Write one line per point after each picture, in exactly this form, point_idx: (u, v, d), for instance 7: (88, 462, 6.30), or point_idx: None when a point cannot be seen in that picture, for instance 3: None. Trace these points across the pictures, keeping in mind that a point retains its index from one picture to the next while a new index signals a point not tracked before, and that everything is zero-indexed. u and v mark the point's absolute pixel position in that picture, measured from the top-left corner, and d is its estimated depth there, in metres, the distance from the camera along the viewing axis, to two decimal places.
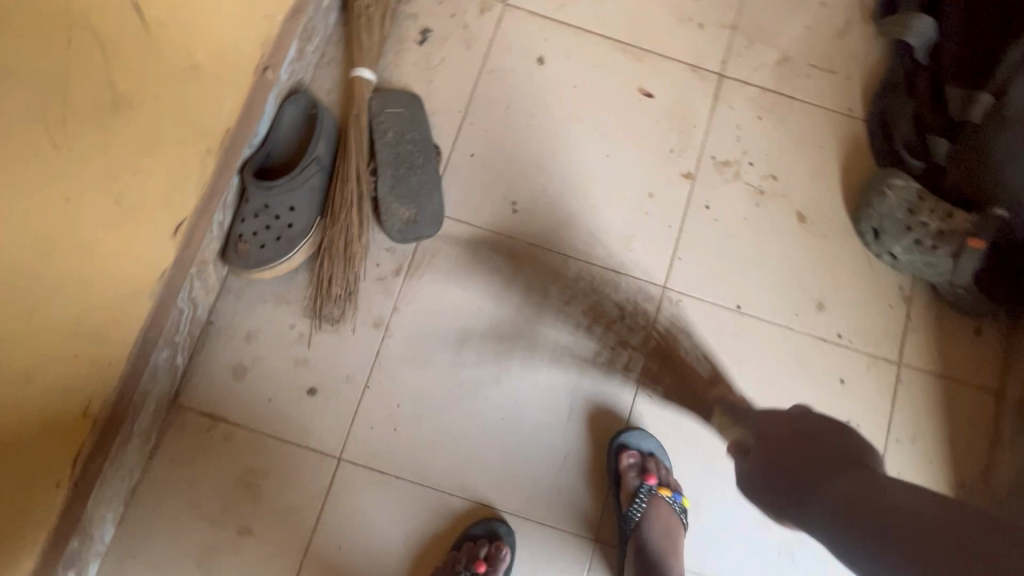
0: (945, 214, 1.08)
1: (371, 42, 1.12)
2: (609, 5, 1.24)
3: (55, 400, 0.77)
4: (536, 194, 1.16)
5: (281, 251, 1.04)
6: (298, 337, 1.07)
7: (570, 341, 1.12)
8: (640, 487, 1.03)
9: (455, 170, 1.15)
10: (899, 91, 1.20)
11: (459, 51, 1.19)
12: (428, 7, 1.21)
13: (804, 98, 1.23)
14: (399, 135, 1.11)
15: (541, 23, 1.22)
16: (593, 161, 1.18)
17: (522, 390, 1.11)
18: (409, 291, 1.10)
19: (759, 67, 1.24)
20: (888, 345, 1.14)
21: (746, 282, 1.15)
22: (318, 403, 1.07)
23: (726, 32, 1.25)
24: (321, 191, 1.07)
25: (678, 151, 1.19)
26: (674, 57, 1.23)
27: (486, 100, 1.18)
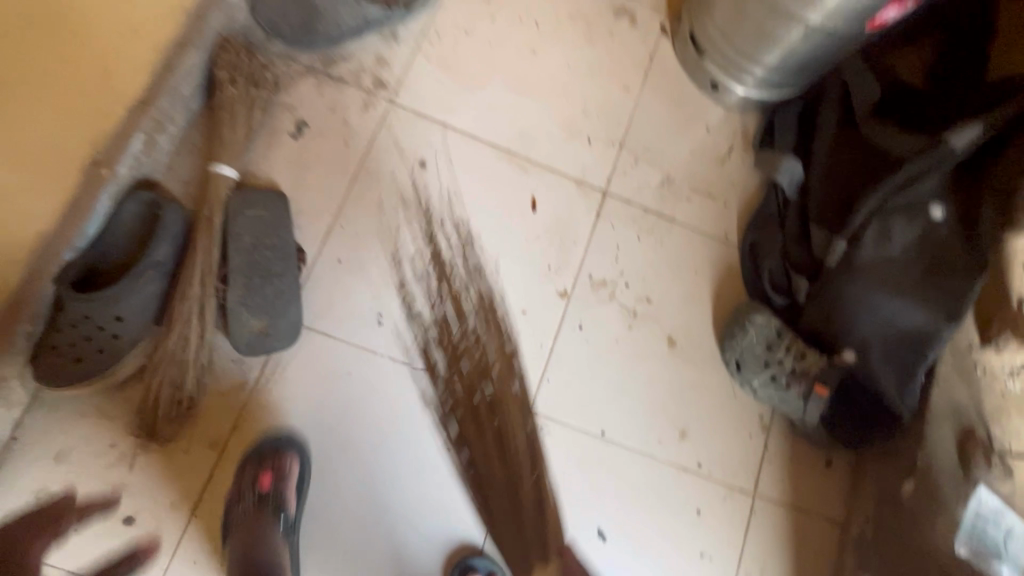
0: (800, 355, 1.12)
1: (233, 137, 1.06)
2: (500, 112, 1.23)
3: None
4: (405, 306, 1.11)
5: (103, 365, 0.94)
6: (119, 457, 0.97)
7: (427, 465, 1.07)
8: None
9: (318, 277, 1.10)
10: (770, 224, 1.25)
11: (336, 149, 1.15)
12: (307, 99, 1.15)
13: (683, 221, 1.26)
14: (257, 240, 1.02)
15: (427, 126, 1.19)
16: (468, 273, 1.14)
17: (372, 518, 1.04)
18: (254, 407, 1.03)
19: (643, 187, 1.26)
20: (745, 476, 1.16)
21: (612, 407, 1.15)
22: (134, 533, 0.96)
23: (614, 149, 1.26)
24: (158, 297, 0.99)
25: (557, 268, 1.18)
26: (560, 170, 1.23)
27: (361, 203, 1.14)
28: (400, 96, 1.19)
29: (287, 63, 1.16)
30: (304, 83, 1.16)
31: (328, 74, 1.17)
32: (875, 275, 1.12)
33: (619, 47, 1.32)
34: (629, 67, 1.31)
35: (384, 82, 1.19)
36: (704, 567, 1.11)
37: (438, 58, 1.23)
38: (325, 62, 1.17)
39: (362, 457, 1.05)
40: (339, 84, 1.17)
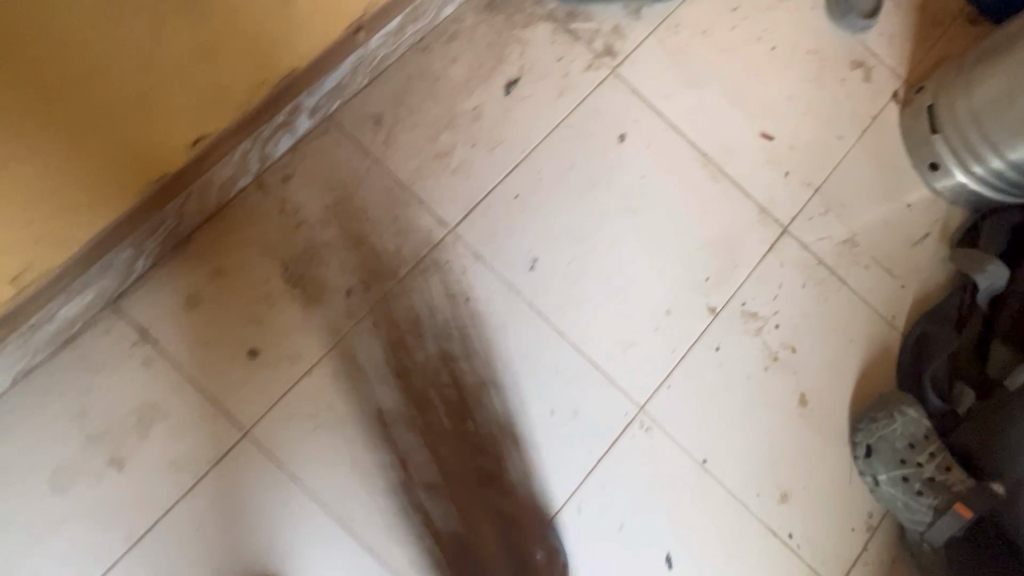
0: (944, 466, 1.02)
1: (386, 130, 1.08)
2: (710, 116, 1.21)
3: None
4: (561, 261, 1.10)
5: (298, 208, 1.04)
6: (265, 294, 1.01)
7: (526, 419, 1.04)
8: None
9: (492, 203, 1.10)
10: (948, 322, 1.14)
11: (549, 95, 1.16)
12: (539, 42, 1.18)
13: (853, 286, 1.19)
14: (468, 171, 1.10)
15: (638, 104, 1.19)
16: (631, 255, 1.12)
17: (458, 447, 1.02)
18: (394, 298, 1.04)
19: (824, 238, 1.20)
20: (833, 566, 1.07)
21: (722, 438, 1.08)
22: (254, 365, 0.98)
23: (807, 191, 1.22)
24: (356, 167, 1.07)
25: (714, 283, 1.14)
26: (748, 191, 1.19)
27: (555, 151, 1.14)
28: (623, 69, 1.20)
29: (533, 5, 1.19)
30: (543, 27, 1.19)
31: (566, 28, 1.20)
32: None
33: (845, 97, 1.27)
34: (848, 118, 1.27)
35: (613, 51, 1.20)
36: None
37: (671, 46, 1.23)
38: (568, 15, 1.20)
39: (466, 386, 1.03)
40: (572, 39, 1.20)
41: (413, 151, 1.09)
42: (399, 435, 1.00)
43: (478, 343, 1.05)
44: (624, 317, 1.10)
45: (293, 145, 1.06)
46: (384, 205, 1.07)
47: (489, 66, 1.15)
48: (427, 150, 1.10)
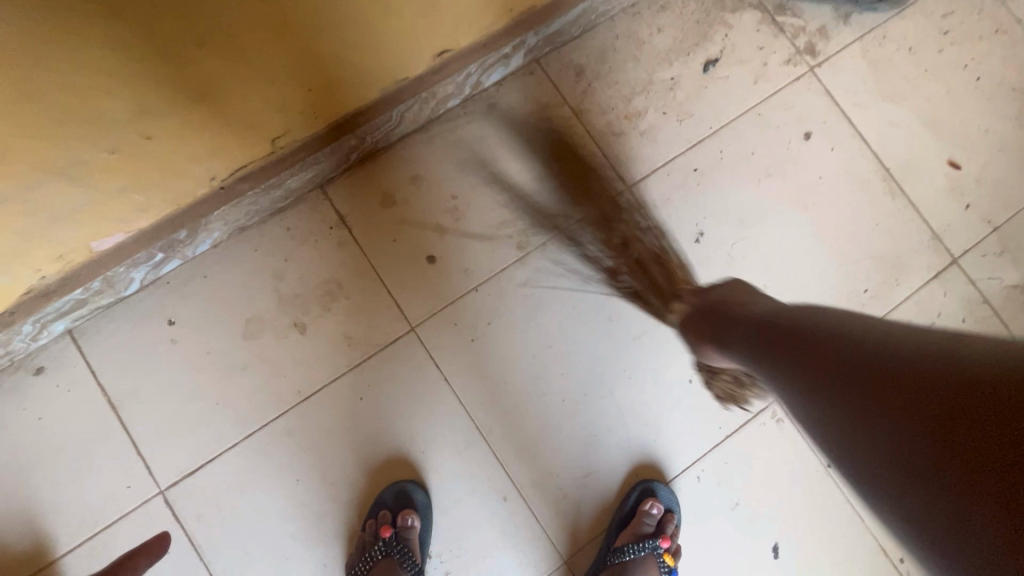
0: None
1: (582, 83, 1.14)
2: (899, 133, 1.20)
3: (258, 116, 0.82)
4: (724, 241, 1.13)
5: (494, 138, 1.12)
6: (451, 209, 1.09)
7: (664, 380, 1.07)
8: (649, 538, 0.97)
9: (669, 173, 1.14)
10: None
11: (744, 80, 1.18)
12: (744, 27, 1.20)
13: (1015, 333, 1.15)
14: (652, 137, 1.15)
15: (829, 107, 1.19)
16: (793, 250, 1.14)
17: (595, 390, 1.06)
18: (563, 238, 1.10)
19: (993, 278, 1.17)
20: None
21: None
22: (429, 270, 1.08)
23: (984, 228, 1.19)
24: (552, 111, 1.14)
25: (871, 297, 1.14)
26: (923, 214, 1.18)
27: (739, 135, 1.16)
28: (821, 70, 1.21)
29: None
30: (752, 13, 1.20)
31: (773, 19, 1.21)
32: None
33: None
34: None
35: (814, 51, 1.21)
36: None
37: (872, 56, 1.22)
38: (777, 6, 1.21)
39: (613, 334, 1.08)
40: (776, 30, 1.21)
41: (607, 108, 1.15)
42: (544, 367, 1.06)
43: (634, 298, 1.09)
44: None
45: (500, 79, 1.13)
46: (569, 153, 1.13)
47: (692, 42, 1.18)
48: (619, 109, 1.15)
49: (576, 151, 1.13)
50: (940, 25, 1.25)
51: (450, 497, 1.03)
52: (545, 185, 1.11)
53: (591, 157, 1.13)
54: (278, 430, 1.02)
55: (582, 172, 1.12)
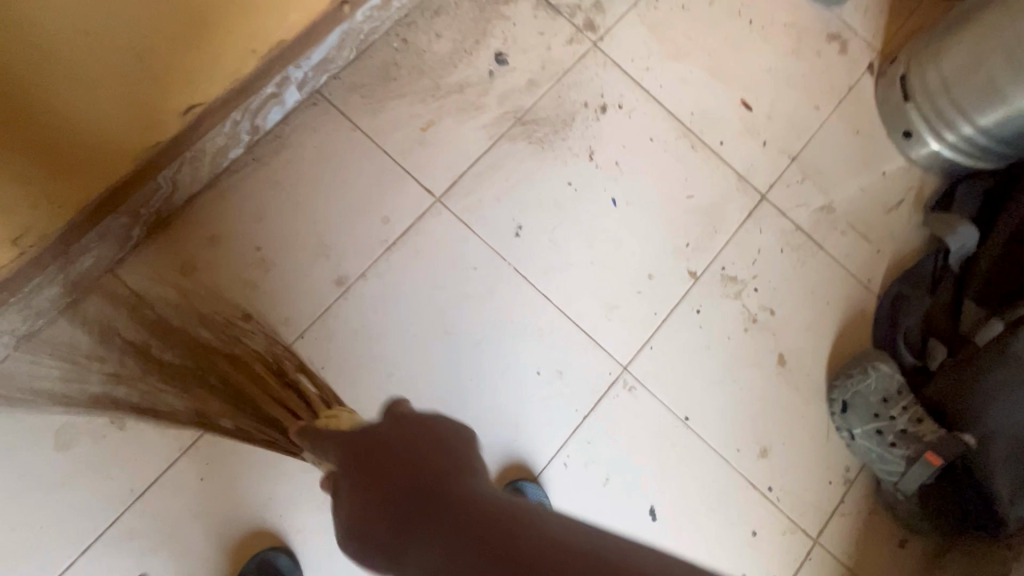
0: (916, 417, 1.06)
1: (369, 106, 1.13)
2: (690, 87, 1.25)
3: None
4: (543, 228, 1.14)
5: (290, 179, 1.09)
6: (258, 260, 1.05)
7: (513, 378, 1.08)
8: None
9: (476, 175, 1.14)
10: (921, 285, 1.18)
11: (532, 67, 1.20)
12: (521, 16, 1.21)
13: (830, 251, 1.22)
14: (452, 142, 1.15)
15: (619, 76, 1.22)
16: (611, 221, 1.16)
17: (446, 406, 1.05)
18: (382, 264, 1.08)
19: (801, 205, 1.24)
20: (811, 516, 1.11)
21: (705, 397, 1.12)
22: (247, 329, 1.03)
23: (784, 160, 1.25)
24: (345, 139, 1.12)
25: (694, 249, 1.18)
26: (726, 159, 1.23)
27: (538, 121, 1.18)
28: (604, 42, 1.23)
29: None
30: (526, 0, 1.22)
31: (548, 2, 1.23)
32: None
33: (821, 68, 1.31)
34: (825, 89, 1.30)
35: (594, 25, 1.24)
36: None
37: (650, 20, 1.26)
38: None
39: (453, 346, 1.07)
40: (553, 13, 1.23)
41: (401, 124, 1.14)
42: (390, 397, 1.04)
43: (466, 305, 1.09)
44: (607, 281, 1.14)
45: (282, 118, 1.10)
46: (371, 178, 1.11)
47: (473, 41, 1.19)
48: (414, 122, 1.14)
49: (377, 174, 1.11)
50: None
51: (321, 553, 0.99)
52: (353, 214, 1.09)
53: (394, 175, 1.12)
54: (117, 536, 0.95)
55: (388, 192, 1.11)
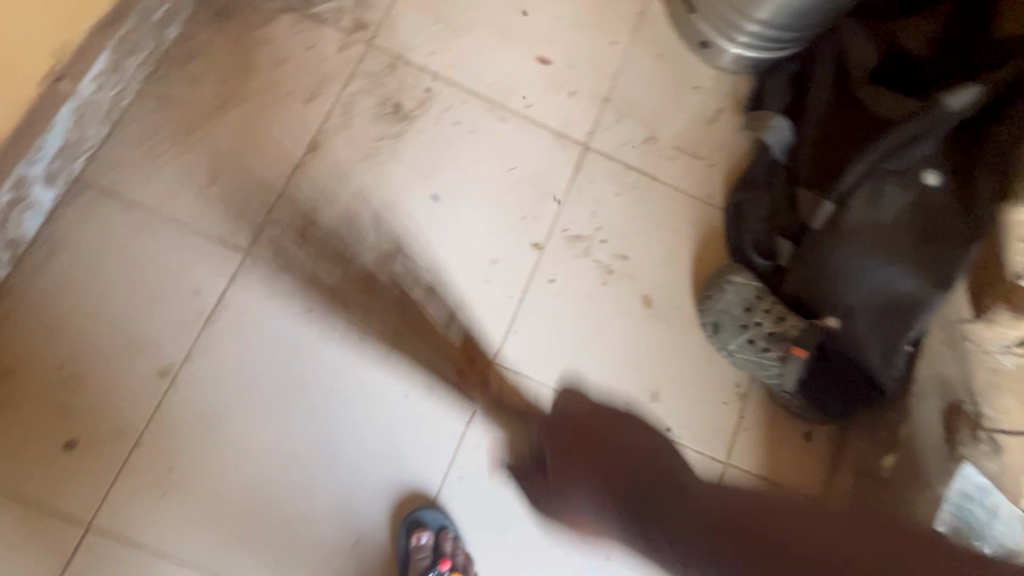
0: (779, 317, 1.07)
1: (143, 178, 1.03)
2: (482, 59, 1.20)
3: None
4: (368, 248, 1.08)
5: (76, 281, 0.99)
6: (67, 379, 0.95)
7: (381, 409, 1.02)
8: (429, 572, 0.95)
9: (282, 215, 1.07)
10: (756, 187, 1.20)
11: (310, 85, 1.12)
12: (283, 35, 1.13)
13: (665, 180, 1.22)
14: (246, 190, 1.06)
15: (406, 69, 1.16)
16: (439, 219, 1.11)
17: (318, 463, 0.99)
18: (205, 339, 0.99)
19: (626, 143, 1.22)
20: (715, 442, 1.11)
21: (583, 362, 1.10)
22: (76, 457, 0.94)
23: (597, 104, 1.23)
24: (127, 221, 1.02)
25: (531, 220, 1.14)
26: (539, 120, 1.20)
27: (334, 139, 1.11)
28: (380, 38, 1.17)
29: None
30: (283, 18, 1.13)
31: (307, 12, 1.15)
32: (863, 238, 1.08)
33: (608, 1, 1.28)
34: (617, 22, 1.28)
35: (364, 24, 1.17)
36: None
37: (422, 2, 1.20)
38: None
39: (307, 400, 1.00)
40: (316, 23, 1.15)
41: (183, 187, 1.05)
42: (256, 474, 0.97)
43: (310, 353, 1.02)
44: (451, 281, 1.09)
45: (45, 220, 0.99)
46: (168, 253, 1.02)
47: (237, 76, 1.10)
48: (199, 180, 1.05)
49: (171, 248, 1.02)
50: None
51: None
52: (157, 298, 1.00)
53: (189, 243, 1.03)
54: None
55: (188, 263, 1.02)
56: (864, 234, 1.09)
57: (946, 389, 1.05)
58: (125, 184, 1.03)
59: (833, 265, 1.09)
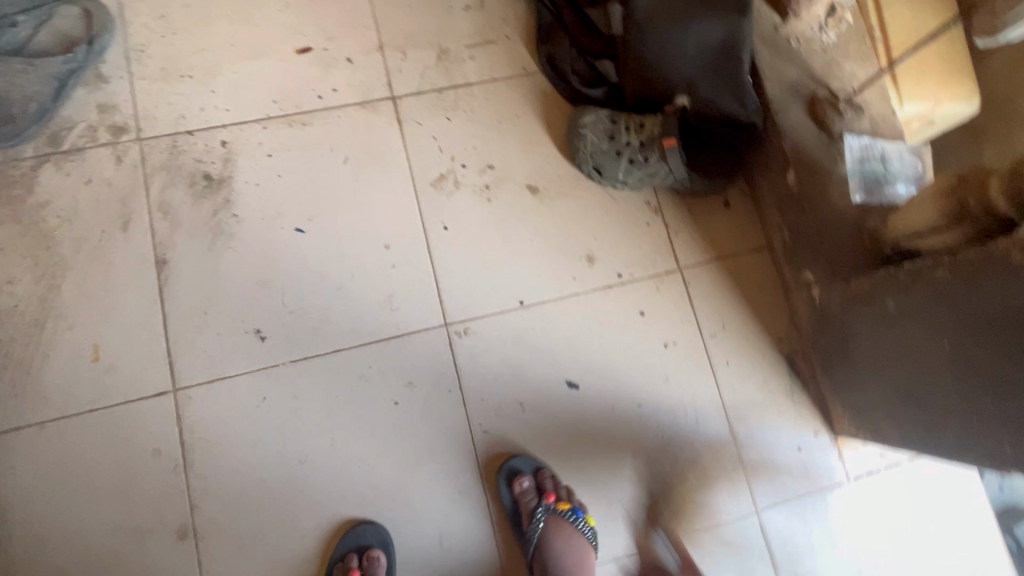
0: (639, 126, 1.12)
1: (32, 395, 0.99)
2: (249, 85, 1.15)
3: None
4: (275, 311, 1.07)
5: (45, 521, 0.96)
6: None
7: (385, 426, 1.06)
8: (539, 507, 1.02)
9: (179, 337, 1.04)
10: (553, 34, 1.21)
11: (117, 213, 1.07)
12: (57, 187, 1.06)
13: (479, 79, 1.22)
14: (131, 341, 1.02)
15: (190, 140, 1.11)
16: (316, 246, 1.10)
17: (365, 504, 1.03)
18: (196, 482, 0.99)
19: (424, 71, 1.21)
20: (662, 258, 1.19)
21: (517, 274, 1.14)
22: None
23: (377, 53, 1.20)
24: (46, 441, 0.98)
25: (394, 192, 1.14)
26: (338, 103, 1.17)
27: (174, 244, 1.07)
28: (145, 129, 1.10)
29: (14, 166, 1.05)
30: (43, 171, 1.06)
31: (62, 151, 1.07)
32: (660, 13, 1.11)
33: None
34: None
35: (120, 125, 1.10)
36: (675, 353, 1.15)
37: (158, 71, 1.13)
38: (50, 141, 1.07)
39: (320, 465, 1.03)
40: (77, 154, 1.07)
41: (72, 377, 1.00)
42: (323, 549, 1.01)
43: (292, 428, 1.03)
44: (365, 288, 1.10)
45: None
46: (105, 440, 0.99)
47: (44, 251, 1.04)
48: (83, 361, 1.01)
49: (105, 434, 0.99)
50: None
51: None
52: (126, 483, 0.98)
53: (117, 419, 1.00)
54: None
55: (129, 435, 0.99)
56: (658, 9, 1.11)
57: (797, 90, 1.14)
58: (20, 412, 0.98)
59: (650, 52, 1.12)
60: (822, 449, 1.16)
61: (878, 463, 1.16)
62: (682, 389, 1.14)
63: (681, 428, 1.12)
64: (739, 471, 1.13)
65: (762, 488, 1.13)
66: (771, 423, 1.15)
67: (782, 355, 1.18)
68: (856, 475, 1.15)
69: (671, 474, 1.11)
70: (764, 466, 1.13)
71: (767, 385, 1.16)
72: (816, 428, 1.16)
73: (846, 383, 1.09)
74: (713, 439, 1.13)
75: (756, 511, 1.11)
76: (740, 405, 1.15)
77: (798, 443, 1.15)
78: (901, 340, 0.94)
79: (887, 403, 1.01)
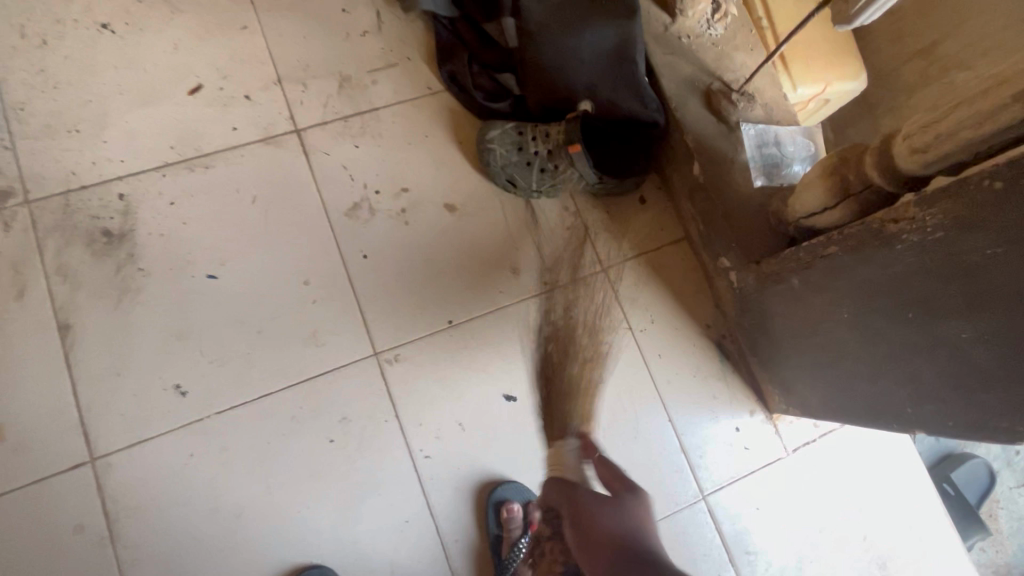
0: (545, 135, 1.13)
1: None
2: (143, 132, 1.11)
3: None
4: (194, 363, 1.04)
5: None
6: None
7: (323, 466, 1.04)
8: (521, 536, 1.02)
9: (93, 403, 0.99)
10: (453, 52, 1.22)
11: (10, 281, 1.01)
12: None
13: (385, 104, 1.21)
14: (38, 415, 0.97)
15: (84, 196, 1.06)
16: (231, 291, 1.07)
17: (310, 548, 1.00)
18: (125, 552, 0.95)
19: (327, 100, 1.19)
20: (586, 261, 1.20)
21: (443, 293, 1.14)
22: None
23: (276, 87, 1.18)
24: None
25: (308, 226, 1.12)
26: (240, 142, 1.14)
27: (76, 306, 1.02)
28: (33, 190, 1.05)
29: None
30: None
31: None
32: (552, 23, 1.14)
33: None
34: (232, 7, 1.21)
35: (5, 189, 1.04)
36: (608, 353, 1.16)
37: (42, 128, 1.08)
38: None
39: (257, 516, 1.00)
40: None
41: None
42: None
43: (224, 483, 1.00)
44: (288, 328, 1.07)
45: None
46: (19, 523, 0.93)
47: None
48: None
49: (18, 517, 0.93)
50: (33, 43, 1.12)
51: None
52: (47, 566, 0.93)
53: (30, 499, 0.94)
54: None
55: (45, 514, 0.94)
56: (549, 20, 1.14)
57: (693, 84, 1.18)
58: None
59: (548, 62, 1.15)
60: (759, 428, 1.19)
61: (813, 433, 1.21)
62: (618, 387, 1.16)
63: (622, 426, 1.14)
64: (683, 460, 1.15)
65: (706, 472, 1.15)
66: (709, 409, 1.18)
67: (711, 341, 1.21)
68: (794, 448, 1.19)
69: (617, 472, 1.12)
70: (706, 452, 1.16)
71: (700, 373, 1.19)
72: (751, 408, 1.20)
73: (771, 362, 1.13)
74: (653, 432, 1.15)
75: (703, 497, 1.14)
76: (676, 395, 1.18)
77: (736, 425, 1.18)
78: (810, 313, 0.97)
79: (808, 376, 1.05)
